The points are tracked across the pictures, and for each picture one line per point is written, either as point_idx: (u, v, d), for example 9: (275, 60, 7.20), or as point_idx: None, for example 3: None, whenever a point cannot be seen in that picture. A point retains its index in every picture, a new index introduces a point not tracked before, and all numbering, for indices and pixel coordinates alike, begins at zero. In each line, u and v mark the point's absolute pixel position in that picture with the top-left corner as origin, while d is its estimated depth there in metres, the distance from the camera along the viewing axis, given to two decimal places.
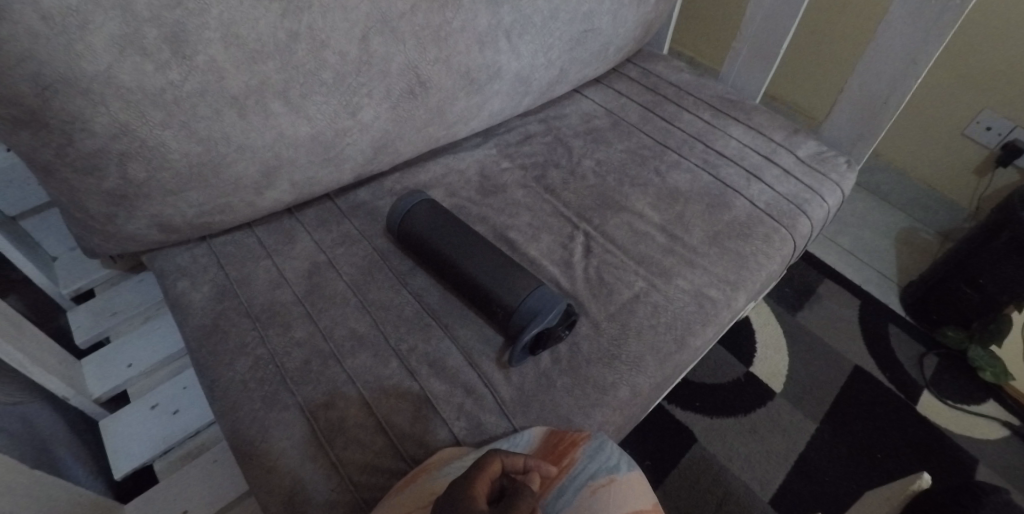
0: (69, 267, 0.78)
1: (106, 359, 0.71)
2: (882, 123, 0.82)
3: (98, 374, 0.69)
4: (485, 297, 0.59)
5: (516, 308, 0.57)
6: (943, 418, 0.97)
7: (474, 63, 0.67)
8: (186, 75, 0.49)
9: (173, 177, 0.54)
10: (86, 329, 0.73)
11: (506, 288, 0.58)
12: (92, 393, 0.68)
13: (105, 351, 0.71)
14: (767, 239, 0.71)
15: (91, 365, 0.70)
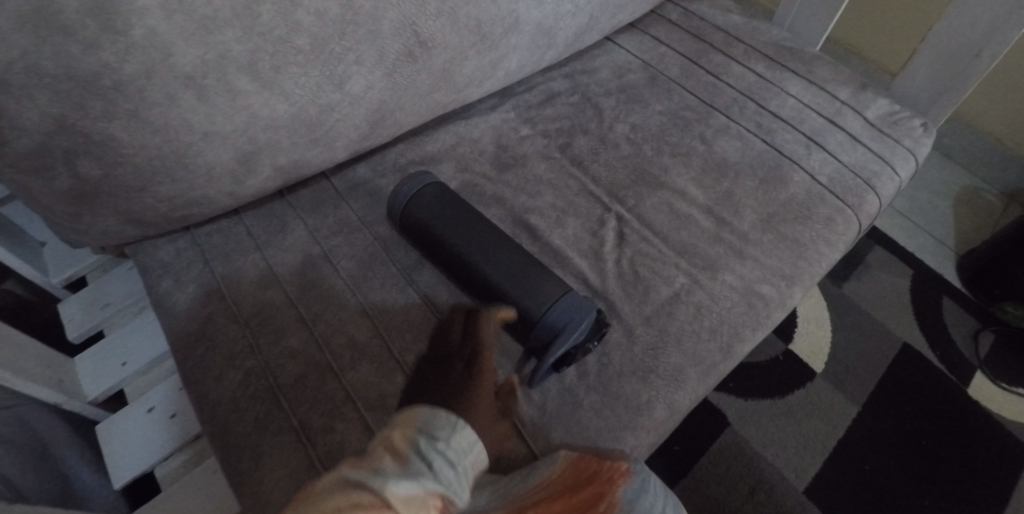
0: (57, 254, 0.72)
1: (102, 358, 0.66)
2: (972, 77, 0.69)
3: (92, 373, 0.66)
4: (500, 305, 0.51)
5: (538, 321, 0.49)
6: (995, 401, 0.89)
7: (486, 15, 0.55)
8: (123, 54, 0.39)
9: (133, 172, 0.46)
10: (77, 325, 0.68)
11: (526, 295, 0.50)
12: (88, 395, 0.65)
13: (99, 347, 0.67)
14: (829, 222, 0.60)
15: (84, 363, 0.67)
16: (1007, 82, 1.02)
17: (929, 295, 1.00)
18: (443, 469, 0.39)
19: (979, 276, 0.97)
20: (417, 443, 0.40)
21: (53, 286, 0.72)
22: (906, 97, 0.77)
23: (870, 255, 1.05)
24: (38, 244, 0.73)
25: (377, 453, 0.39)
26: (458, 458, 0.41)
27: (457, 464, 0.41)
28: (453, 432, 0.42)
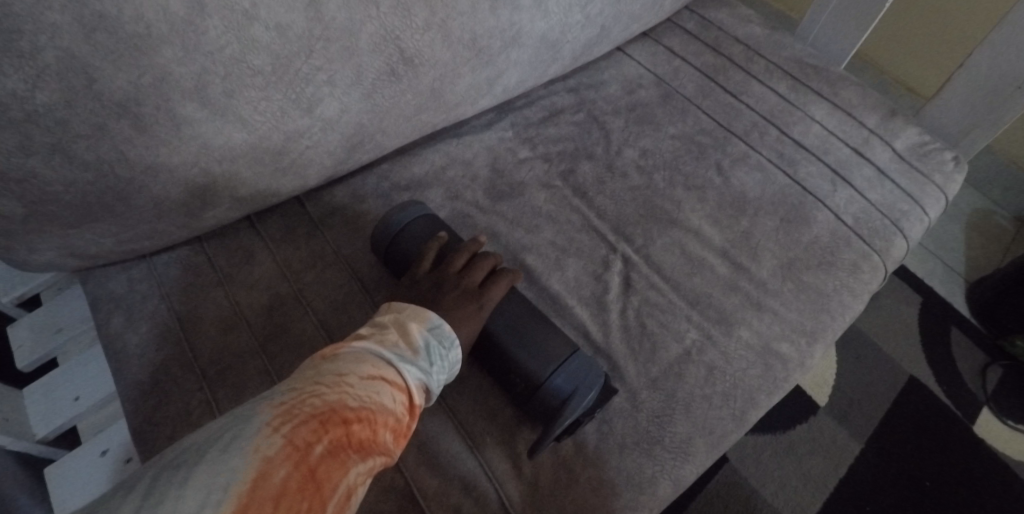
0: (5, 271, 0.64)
1: (52, 391, 0.60)
2: (1013, 108, 0.62)
3: (42, 410, 0.59)
4: (501, 364, 0.45)
5: (547, 390, 0.43)
6: (1001, 440, 0.85)
7: (482, 28, 0.48)
8: (36, 80, 0.32)
9: (62, 208, 0.39)
10: (26, 353, 0.62)
11: (533, 361, 0.44)
12: (38, 434, 0.59)
13: (49, 379, 0.60)
14: (856, 269, 0.55)
15: (34, 399, 0.60)
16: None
17: (938, 325, 0.95)
18: (440, 373, 0.42)
19: (992, 306, 0.92)
20: (427, 342, 0.42)
21: (8, 306, 0.65)
22: (936, 125, 0.70)
23: None
24: None
25: (392, 335, 0.41)
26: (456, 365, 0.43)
27: (455, 368, 0.44)
28: (453, 347, 0.43)
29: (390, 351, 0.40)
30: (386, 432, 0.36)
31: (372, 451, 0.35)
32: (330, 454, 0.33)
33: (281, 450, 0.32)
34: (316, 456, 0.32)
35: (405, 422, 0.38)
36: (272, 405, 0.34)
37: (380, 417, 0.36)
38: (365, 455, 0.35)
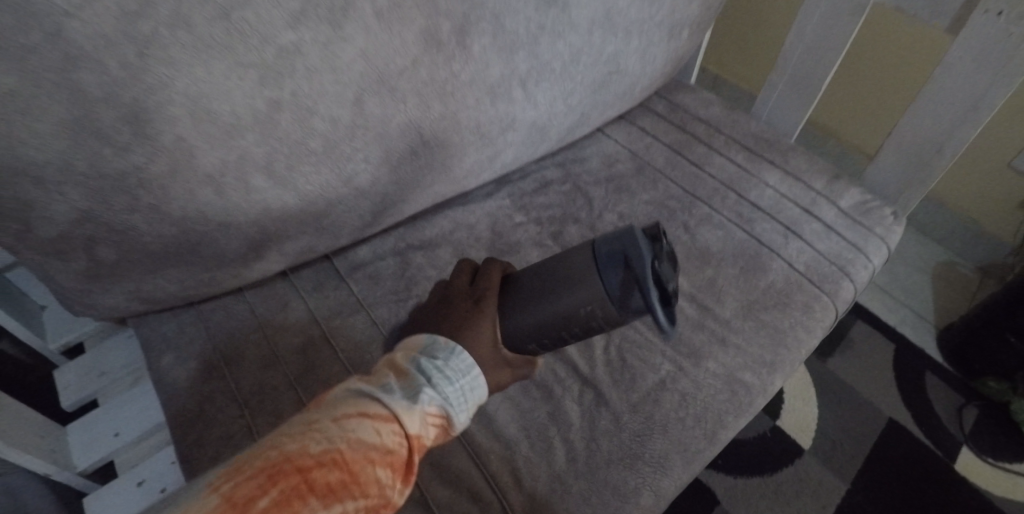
0: (56, 320, 0.73)
1: (94, 427, 0.67)
2: (937, 171, 0.74)
3: (83, 444, 0.66)
4: (579, 325, 0.47)
5: (613, 296, 0.45)
6: (983, 478, 0.90)
7: (485, 117, 0.60)
8: (150, 157, 0.42)
9: (147, 256, 0.49)
10: (71, 393, 0.69)
11: (583, 297, 0.46)
12: (77, 465, 0.65)
13: (90, 415, 0.67)
14: (807, 309, 0.63)
15: (74, 433, 0.67)
16: (972, 162, 1.08)
17: (911, 372, 1.02)
18: (439, 392, 0.45)
19: (961, 351, 0.99)
20: (419, 371, 0.46)
21: (50, 351, 0.73)
22: (878, 187, 0.81)
23: (853, 330, 1.07)
24: (38, 308, 0.74)
25: (382, 378, 0.44)
26: (460, 383, 0.46)
27: (460, 388, 0.46)
28: (451, 360, 0.47)
29: (377, 390, 0.43)
30: (364, 466, 0.36)
31: (346, 489, 0.35)
32: (280, 503, 0.33)
33: (215, 506, 0.32)
34: (258, 508, 0.32)
35: (392, 453, 0.39)
36: (228, 466, 0.35)
37: (355, 452, 0.37)
38: (333, 496, 0.35)
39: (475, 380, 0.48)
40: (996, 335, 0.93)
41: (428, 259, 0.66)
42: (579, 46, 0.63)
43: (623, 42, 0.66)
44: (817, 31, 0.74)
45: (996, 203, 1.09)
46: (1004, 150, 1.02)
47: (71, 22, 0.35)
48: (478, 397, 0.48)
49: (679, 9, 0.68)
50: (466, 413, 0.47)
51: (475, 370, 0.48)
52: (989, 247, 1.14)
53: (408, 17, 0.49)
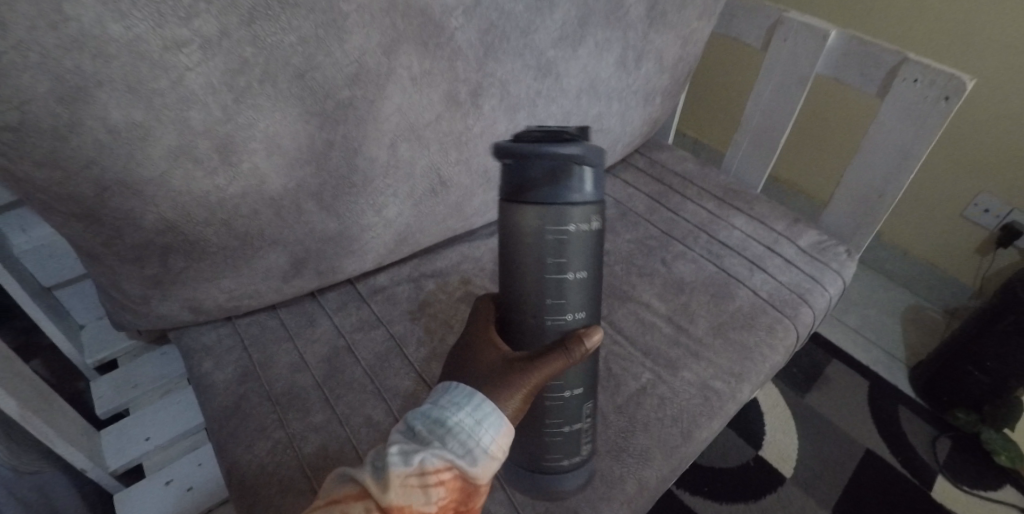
0: (92, 337, 0.81)
1: (126, 431, 0.73)
2: (880, 213, 0.85)
3: (115, 445, 0.72)
4: (554, 249, 0.44)
5: (536, 190, 0.42)
6: (960, 504, 0.97)
7: (492, 163, 0.72)
8: (231, 179, 0.53)
9: (208, 266, 0.59)
10: (105, 401, 0.75)
11: (519, 228, 0.44)
12: (108, 465, 0.70)
13: (123, 421, 0.74)
14: (770, 329, 0.73)
15: (107, 436, 0.72)
16: (930, 213, 1.32)
17: (882, 411, 1.10)
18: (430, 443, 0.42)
19: (931, 385, 1.11)
20: (412, 426, 0.44)
21: (85, 365, 0.80)
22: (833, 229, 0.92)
23: (830, 370, 1.17)
24: (77, 325, 0.82)
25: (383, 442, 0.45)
26: (450, 422, 0.43)
27: (455, 427, 0.42)
28: (443, 404, 0.44)
29: (366, 463, 0.43)
30: None
31: None
32: None
33: None
34: None
35: None
36: None
37: None
38: None
39: (478, 402, 0.44)
40: (960, 369, 1.05)
41: (439, 285, 0.76)
42: (569, 108, 0.76)
43: (605, 106, 0.80)
44: (770, 101, 0.89)
45: (953, 251, 1.32)
46: (958, 204, 1.27)
47: (189, 75, 0.47)
48: (489, 424, 0.43)
49: (651, 82, 0.83)
50: (479, 450, 0.42)
51: (474, 393, 0.44)
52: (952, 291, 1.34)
53: (436, 80, 0.62)
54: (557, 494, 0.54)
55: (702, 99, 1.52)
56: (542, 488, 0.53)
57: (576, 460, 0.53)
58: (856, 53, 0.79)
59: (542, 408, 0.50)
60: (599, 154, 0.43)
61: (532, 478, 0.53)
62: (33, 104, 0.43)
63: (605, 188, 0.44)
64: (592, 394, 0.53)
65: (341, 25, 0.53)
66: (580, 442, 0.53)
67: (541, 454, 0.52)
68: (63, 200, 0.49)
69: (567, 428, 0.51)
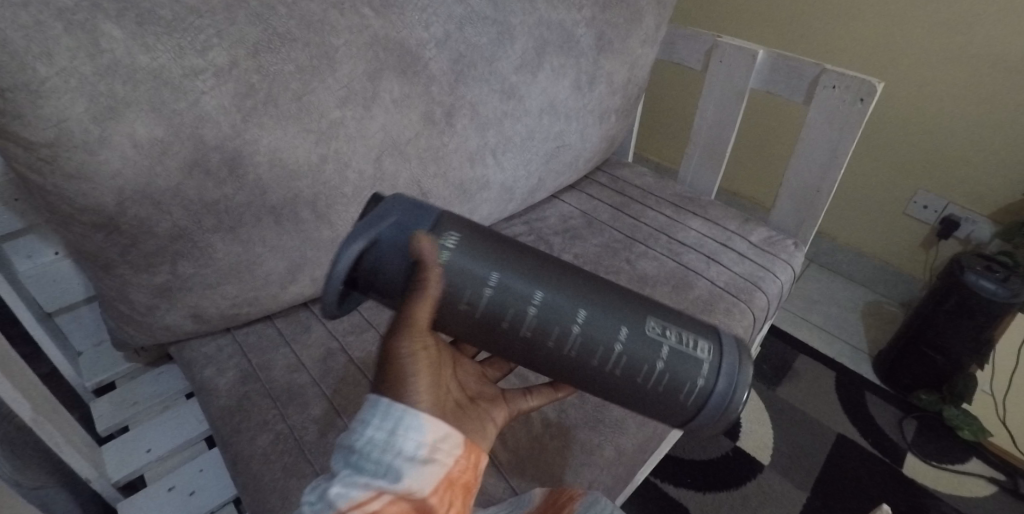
0: (90, 362, 0.85)
1: (126, 446, 0.77)
2: (819, 207, 0.95)
3: (118, 458, 0.75)
4: (445, 292, 0.45)
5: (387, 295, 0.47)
6: (930, 479, 1.07)
7: (467, 177, 0.80)
8: (238, 189, 0.60)
9: (214, 272, 0.65)
10: (106, 419, 0.79)
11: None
12: (111, 477, 0.74)
13: (124, 437, 0.78)
14: (728, 312, 0.81)
15: (110, 451, 0.76)
16: (878, 216, 1.44)
17: (851, 400, 1.20)
18: (348, 477, 0.41)
19: (893, 372, 1.23)
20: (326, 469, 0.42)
21: (83, 389, 0.84)
22: (783, 226, 1.01)
23: (797, 362, 1.28)
24: (75, 353, 0.86)
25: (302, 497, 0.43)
26: (360, 442, 0.42)
27: (370, 449, 0.42)
28: (355, 429, 0.43)
29: None
30: None
31: None
32: None
33: None
34: None
35: None
36: None
37: None
38: None
39: (386, 409, 0.43)
40: (919, 353, 1.17)
41: None
42: (533, 127, 0.85)
43: (566, 124, 0.90)
44: (713, 116, 1.00)
45: (902, 247, 1.44)
46: (899, 204, 1.40)
47: (204, 98, 0.55)
48: (406, 429, 0.42)
49: (605, 102, 0.93)
50: (402, 460, 0.42)
51: (378, 399, 0.43)
52: (906, 285, 1.45)
53: (414, 103, 0.70)
54: (737, 400, 0.49)
55: (657, 120, 1.74)
56: (712, 414, 0.49)
57: (707, 369, 0.48)
58: (781, 67, 0.90)
59: (626, 379, 0.47)
60: (378, 221, 0.47)
61: (705, 417, 0.49)
62: (71, 122, 0.50)
63: (414, 225, 0.47)
64: (642, 314, 0.48)
65: (330, 56, 0.62)
66: (689, 358, 0.48)
67: (682, 399, 0.48)
68: (87, 210, 0.55)
69: (665, 359, 0.47)
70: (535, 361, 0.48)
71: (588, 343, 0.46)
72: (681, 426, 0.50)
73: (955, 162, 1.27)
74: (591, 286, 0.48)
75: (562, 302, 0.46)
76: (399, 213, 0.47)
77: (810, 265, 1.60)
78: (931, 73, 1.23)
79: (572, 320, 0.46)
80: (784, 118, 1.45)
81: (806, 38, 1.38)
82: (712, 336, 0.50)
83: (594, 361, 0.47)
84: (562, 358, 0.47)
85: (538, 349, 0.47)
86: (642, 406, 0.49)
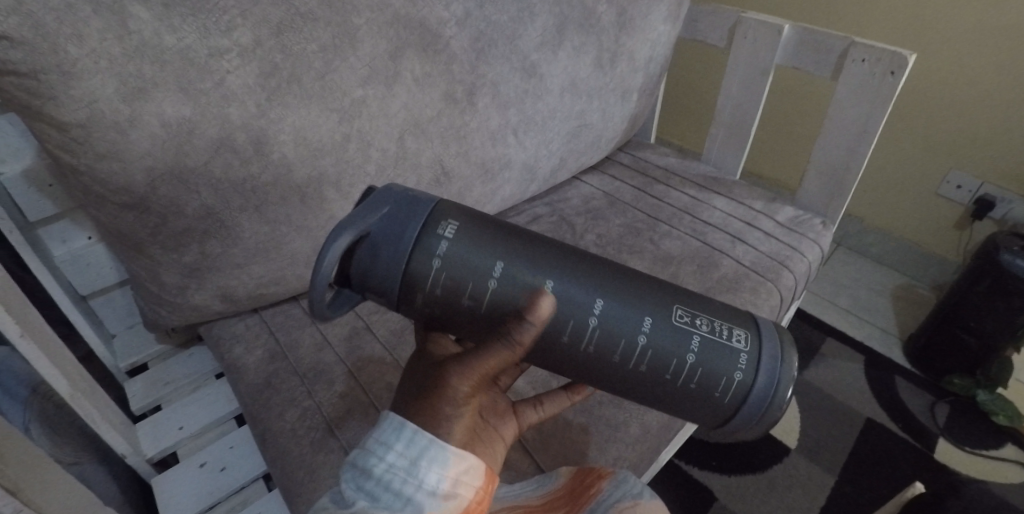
0: (124, 344, 0.87)
1: (159, 423, 0.79)
2: (847, 185, 0.92)
3: (152, 436, 0.77)
4: (450, 286, 0.43)
5: (377, 291, 0.44)
6: (963, 464, 1.04)
7: (488, 156, 0.80)
8: (263, 168, 0.61)
9: (241, 251, 0.66)
10: (140, 398, 0.81)
11: (412, 308, 0.45)
12: (145, 453, 0.76)
13: (157, 415, 0.80)
14: (755, 291, 0.80)
15: (143, 429, 0.78)
16: (909, 197, 1.41)
17: (880, 384, 1.18)
18: (367, 500, 0.42)
19: (925, 355, 1.20)
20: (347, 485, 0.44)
21: (117, 370, 0.86)
22: (810, 205, 0.99)
23: (824, 346, 1.25)
24: (109, 335, 0.88)
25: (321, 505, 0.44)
26: (380, 470, 0.43)
27: (393, 475, 0.42)
28: (379, 451, 0.43)
29: None
30: None
31: None
32: None
33: None
34: None
35: None
36: None
37: None
38: None
39: (411, 437, 0.43)
40: (952, 335, 1.14)
41: None
42: (555, 106, 0.85)
43: (587, 103, 0.89)
44: (738, 94, 0.98)
45: (933, 229, 1.40)
46: (932, 184, 1.36)
47: (230, 77, 0.56)
48: (429, 462, 0.43)
49: (626, 80, 0.92)
50: (423, 493, 0.42)
51: (403, 424, 0.44)
52: (937, 268, 1.41)
53: (436, 81, 0.70)
54: (777, 397, 0.46)
55: (680, 102, 1.73)
56: (750, 411, 0.46)
57: (744, 361, 0.45)
58: (808, 41, 0.88)
59: (652, 375, 0.44)
60: (369, 210, 0.44)
61: (741, 412, 0.46)
62: (101, 102, 0.51)
63: (405, 218, 0.44)
64: (666, 302, 0.45)
65: (353, 35, 0.62)
66: (722, 349, 0.45)
67: (716, 396, 0.45)
68: (119, 190, 0.57)
69: (695, 351, 0.44)
70: (554, 360, 0.45)
71: (608, 337, 0.43)
72: (718, 424, 0.47)
73: (991, 138, 1.23)
74: (609, 276, 0.45)
75: (576, 295, 0.44)
76: (389, 203, 0.44)
77: (837, 249, 1.57)
78: (966, 46, 1.19)
79: (589, 312, 0.43)
80: (811, 97, 1.42)
81: (833, 14, 1.35)
82: (746, 325, 0.47)
83: (616, 358, 0.44)
84: (581, 355, 0.44)
85: (555, 347, 0.44)
86: (674, 405, 0.46)
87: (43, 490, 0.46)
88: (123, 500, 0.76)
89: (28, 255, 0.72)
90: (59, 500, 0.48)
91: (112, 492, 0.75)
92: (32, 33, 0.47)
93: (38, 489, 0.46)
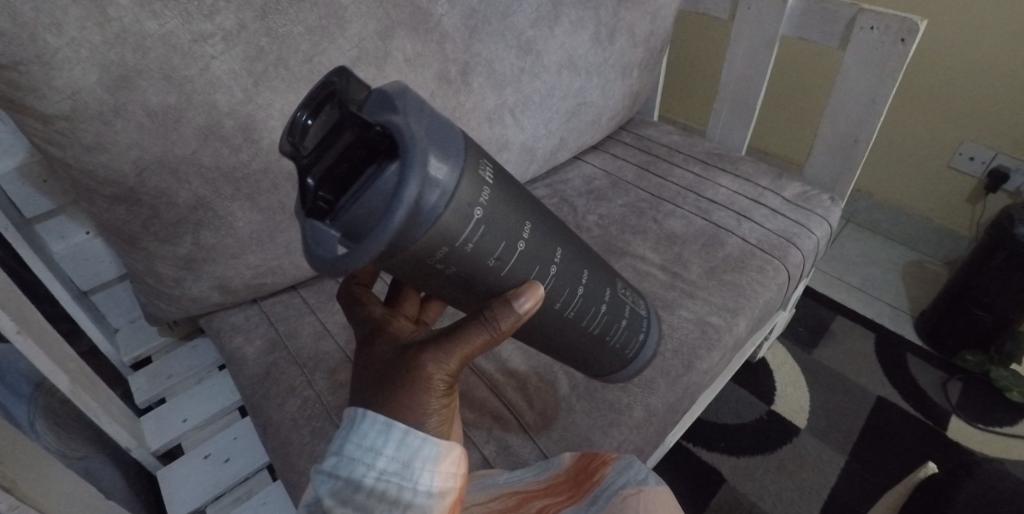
0: (128, 338, 0.86)
1: (163, 416, 0.79)
2: (858, 158, 0.90)
3: (156, 428, 0.77)
4: (478, 248, 0.38)
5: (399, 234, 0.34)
6: (975, 441, 1.02)
7: (486, 137, 0.78)
8: (253, 155, 0.60)
9: (235, 242, 0.65)
10: (145, 390, 0.81)
11: (427, 262, 0.37)
12: (150, 446, 0.76)
13: (161, 407, 0.80)
14: (762, 269, 0.78)
15: (149, 421, 0.78)
16: (920, 171, 1.38)
17: (892, 362, 1.16)
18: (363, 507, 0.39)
19: (937, 331, 1.18)
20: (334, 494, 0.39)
21: (122, 364, 0.86)
22: (818, 180, 0.97)
23: (833, 324, 1.24)
24: (113, 329, 0.88)
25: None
26: (370, 480, 0.39)
27: (386, 481, 0.40)
28: (367, 456, 0.40)
29: None
30: None
31: None
32: None
33: None
34: None
35: None
36: None
37: None
38: None
39: (401, 438, 0.41)
40: (966, 311, 1.11)
41: None
42: (552, 84, 0.82)
43: (586, 80, 0.87)
44: (743, 66, 0.95)
45: (945, 202, 1.37)
46: (944, 156, 1.32)
47: (214, 63, 0.54)
48: (423, 461, 0.41)
49: (626, 55, 0.90)
50: (423, 495, 0.40)
51: (391, 425, 0.41)
52: (950, 242, 1.39)
53: (428, 61, 0.68)
54: (643, 361, 0.62)
55: (685, 77, 1.69)
56: (626, 372, 0.61)
57: (639, 331, 0.59)
58: (815, 9, 0.85)
59: (599, 336, 0.53)
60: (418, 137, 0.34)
61: (636, 364, 0.61)
62: (84, 92, 0.50)
63: (450, 144, 0.36)
64: (612, 275, 0.53)
65: (340, 15, 0.60)
66: (634, 320, 0.57)
67: (623, 350, 0.58)
68: (108, 182, 0.56)
69: (625, 317, 0.55)
70: (535, 326, 0.47)
71: (584, 304, 0.48)
72: (614, 370, 0.60)
73: (1007, 106, 1.18)
74: (585, 246, 0.49)
75: (573, 267, 0.46)
76: (426, 116, 0.36)
77: (846, 225, 1.54)
78: (982, 9, 1.14)
79: (578, 282, 0.47)
80: (821, 69, 1.38)
81: None
82: (644, 301, 0.61)
83: (583, 321, 0.49)
84: (562, 320, 0.48)
85: (548, 313, 0.46)
86: (601, 357, 0.56)
87: (41, 488, 0.46)
88: (131, 494, 0.77)
89: (27, 252, 0.71)
90: (57, 496, 0.47)
91: (119, 485, 0.75)
92: (9, 23, 0.45)
93: (35, 487, 0.45)
